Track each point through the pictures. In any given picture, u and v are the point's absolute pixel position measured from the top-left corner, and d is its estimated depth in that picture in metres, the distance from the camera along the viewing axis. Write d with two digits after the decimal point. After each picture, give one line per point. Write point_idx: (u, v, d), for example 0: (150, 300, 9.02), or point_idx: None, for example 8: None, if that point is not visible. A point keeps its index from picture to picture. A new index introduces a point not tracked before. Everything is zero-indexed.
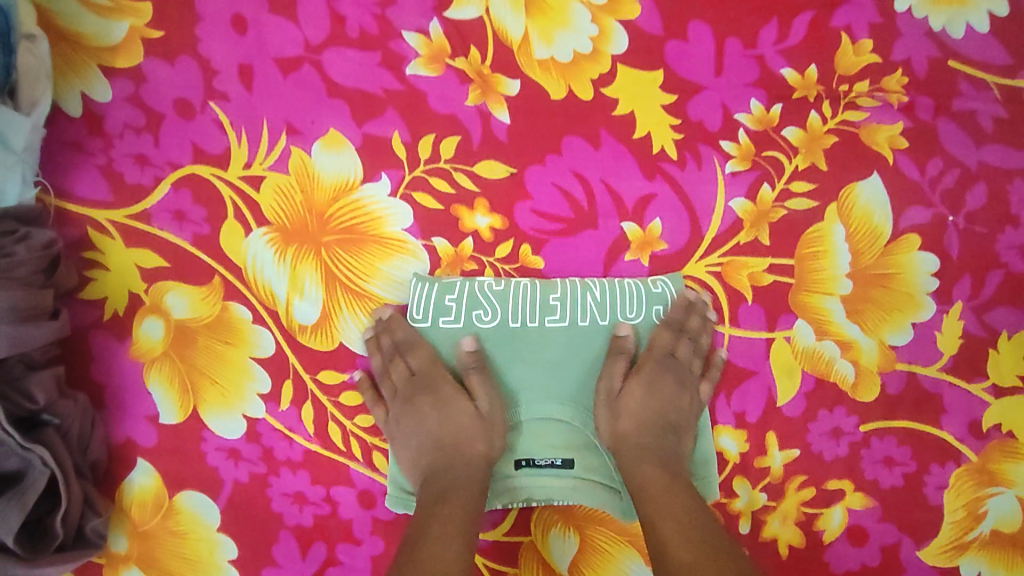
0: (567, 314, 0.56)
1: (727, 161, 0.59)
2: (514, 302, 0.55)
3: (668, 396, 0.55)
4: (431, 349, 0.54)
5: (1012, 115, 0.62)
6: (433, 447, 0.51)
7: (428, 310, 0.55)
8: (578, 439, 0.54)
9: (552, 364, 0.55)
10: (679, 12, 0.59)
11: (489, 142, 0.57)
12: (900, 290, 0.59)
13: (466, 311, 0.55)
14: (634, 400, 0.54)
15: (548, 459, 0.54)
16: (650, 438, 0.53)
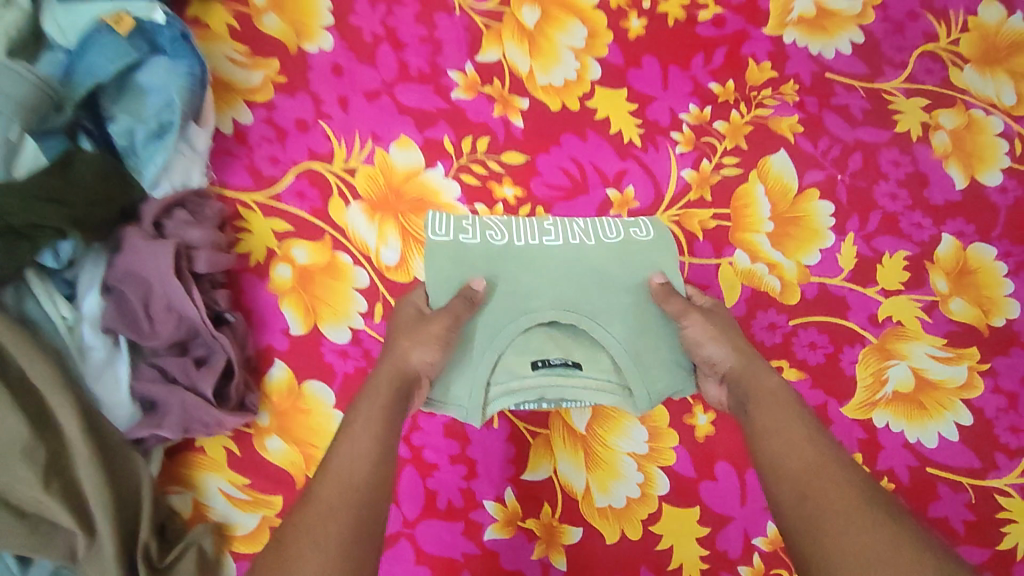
0: (560, 236, 0.72)
1: (676, 145, 0.84)
2: (517, 229, 0.72)
3: (716, 345, 0.66)
4: (450, 255, 0.69)
5: (874, 106, 0.89)
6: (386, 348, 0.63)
7: (448, 228, 0.70)
8: (579, 346, 0.70)
9: (550, 278, 0.70)
10: (634, 51, 0.87)
11: (511, 139, 0.83)
12: (808, 226, 0.83)
13: (481, 232, 0.71)
14: (715, 344, 0.66)
15: (560, 359, 0.69)
16: (756, 377, 0.63)
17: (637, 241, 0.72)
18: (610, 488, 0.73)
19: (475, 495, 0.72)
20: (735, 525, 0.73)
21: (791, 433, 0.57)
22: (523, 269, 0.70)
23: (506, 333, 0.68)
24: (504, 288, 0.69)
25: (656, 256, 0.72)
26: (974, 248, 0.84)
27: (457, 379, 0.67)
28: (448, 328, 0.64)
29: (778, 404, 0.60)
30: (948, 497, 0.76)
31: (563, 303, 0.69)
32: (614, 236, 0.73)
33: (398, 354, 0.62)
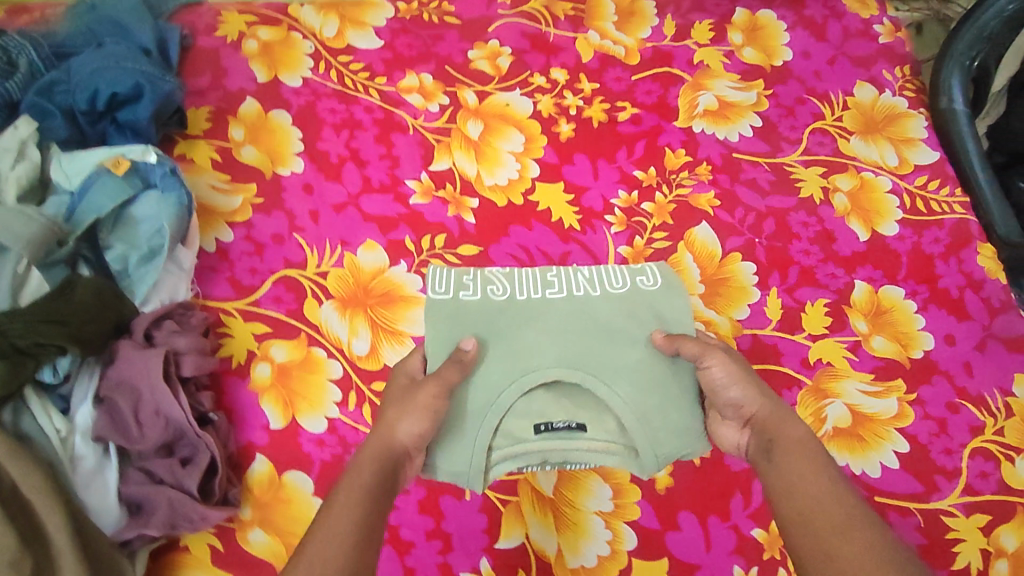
0: (562, 289, 0.81)
1: (612, 226, 0.96)
2: (519, 284, 0.82)
3: (744, 390, 0.71)
4: (451, 316, 0.78)
5: (779, 177, 1.02)
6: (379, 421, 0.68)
7: (449, 288, 0.80)
8: (579, 408, 0.77)
9: (552, 334, 0.78)
10: (567, 150, 1.01)
11: (464, 233, 0.93)
12: (735, 285, 0.94)
13: (482, 289, 0.81)
14: (740, 390, 0.71)
15: (564, 423, 0.76)
16: (785, 424, 0.67)
17: (644, 289, 0.83)
18: (580, 548, 0.77)
19: (452, 568, 0.75)
20: (703, 572, 0.77)
21: (817, 488, 0.61)
22: (527, 325, 0.79)
23: (507, 398, 0.75)
24: (507, 347, 0.77)
25: (659, 304, 0.81)
26: (886, 289, 0.95)
27: (459, 446, 0.73)
28: (433, 399, 0.69)
29: (802, 451, 0.64)
30: (899, 523, 0.81)
31: (566, 360, 0.76)
32: (620, 286, 0.83)
33: (385, 435, 0.67)
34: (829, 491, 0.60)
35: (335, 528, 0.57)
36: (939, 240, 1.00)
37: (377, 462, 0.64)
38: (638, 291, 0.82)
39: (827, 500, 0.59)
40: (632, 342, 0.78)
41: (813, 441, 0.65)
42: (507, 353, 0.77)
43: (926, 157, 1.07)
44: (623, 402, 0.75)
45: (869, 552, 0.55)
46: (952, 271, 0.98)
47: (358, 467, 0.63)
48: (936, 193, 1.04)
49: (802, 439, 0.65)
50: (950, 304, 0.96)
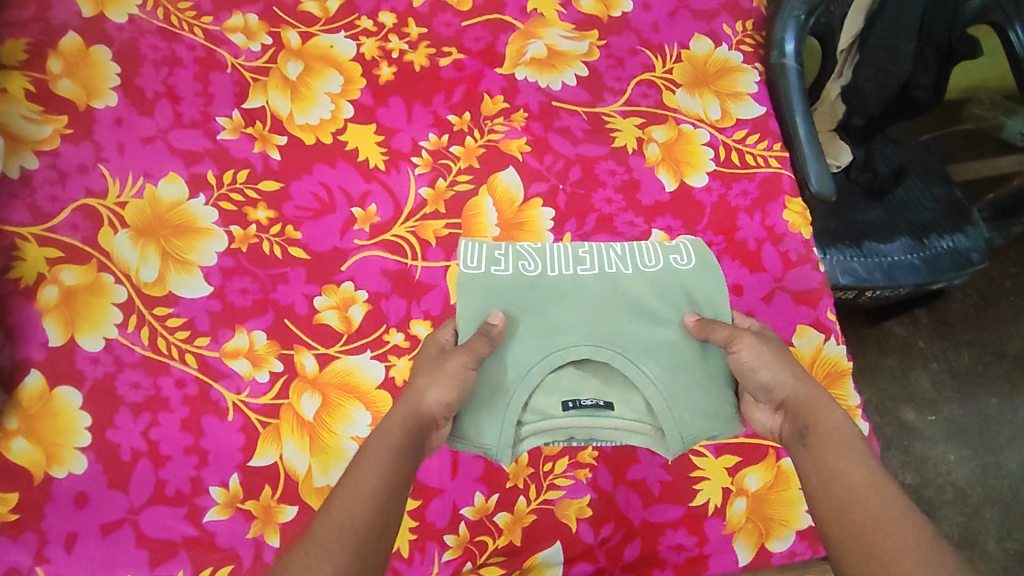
0: (594, 266, 0.86)
1: (416, 167, 0.99)
2: (550, 260, 0.86)
3: (772, 375, 0.74)
4: (488, 290, 0.82)
5: (594, 126, 1.03)
6: (413, 391, 0.72)
7: (482, 262, 0.84)
8: (606, 387, 0.81)
9: (581, 310, 0.82)
10: (383, 93, 1.03)
11: (267, 169, 0.97)
12: (530, 229, 0.97)
13: (514, 265, 0.85)
14: (766, 374, 0.74)
15: (594, 402, 0.79)
16: (823, 413, 0.70)
17: (676, 268, 0.86)
18: (330, 468, 0.83)
19: (202, 482, 0.81)
20: (445, 496, 0.81)
21: (855, 475, 0.64)
22: (562, 300, 0.83)
23: (537, 372, 0.79)
24: (539, 322, 0.82)
25: (691, 284, 0.84)
26: (681, 239, 0.98)
27: (492, 419, 0.77)
28: (466, 364, 0.73)
29: (835, 438, 0.68)
30: (647, 460, 0.83)
31: (595, 338, 0.80)
32: (652, 264, 0.86)
33: (414, 394, 0.71)
34: (871, 486, 0.63)
35: (365, 483, 0.62)
36: (747, 193, 1.01)
37: (406, 425, 0.68)
38: (669, 269, 0.85)
39: (865, 492, 0.63)
40: (659, 322, 0.82)
41: (848, 428, 0.69)
42: (540, 326, 0.81)
43: (751, 111, 1.07)
44: (652, 382, 0.79)
45: (905, 535, 0.58)
46: (754, 224, 0.99)
47: (389, 429, 0.68)
48: (754, 147, 1.04)
49: (837, 426, 0.69)
50: (745, 255, 0.97)
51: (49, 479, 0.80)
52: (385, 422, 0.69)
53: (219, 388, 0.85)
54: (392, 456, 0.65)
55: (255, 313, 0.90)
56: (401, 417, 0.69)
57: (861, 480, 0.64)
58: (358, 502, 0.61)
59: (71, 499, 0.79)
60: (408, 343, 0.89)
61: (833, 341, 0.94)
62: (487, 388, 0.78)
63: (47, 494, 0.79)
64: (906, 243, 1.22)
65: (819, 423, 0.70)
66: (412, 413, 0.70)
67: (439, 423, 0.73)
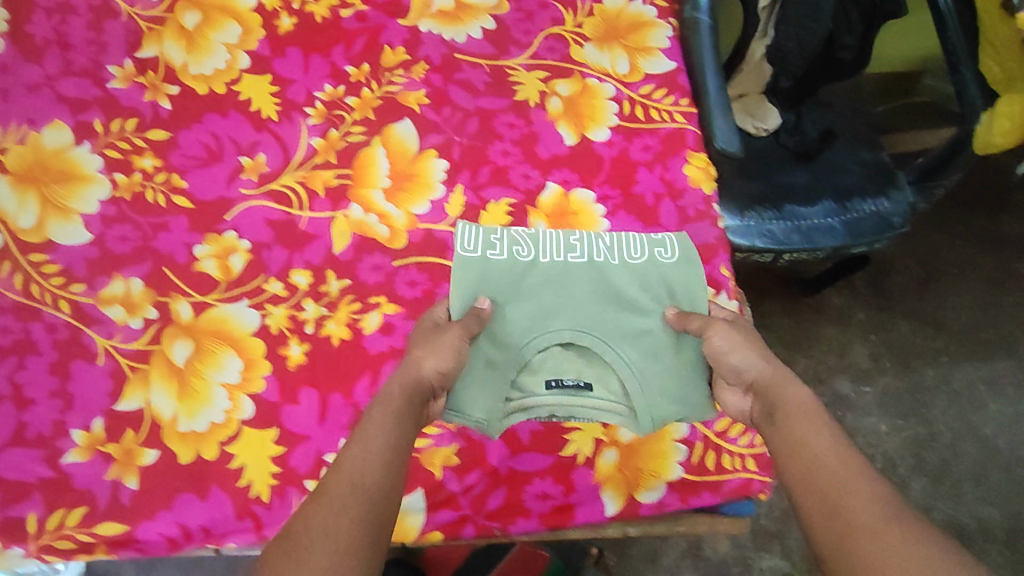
0: (584, 256, 0.87)
1: (308, 118, 0.97)
2: (543, 245, 0.86)
3: (742, 356, 0.72)
4: (483, 274, 0.83)
5: (496, 79, 1.01)
6: (407, 360, 0.70)
7: (478, 246, 0.84)
8: (588, 369, 0.82)
9: (568, 298, 0.84)
10: (281, 44, 1.01)
11: (156, 118, 0.95)
12: (422, 181, 0.94)
13: (509, 250, 0.85)
14: (738, 356, 0.72)
15: (575, 381, 0.80)
16: (789, 391, 0.65)
17: (659, 261, 0.86)
18: (196, 414, 0.82)
19: (65, 425, 0.80)
20: (309, 444, 0.81)
21: (817, 444, 0.59)
22: (552, 286, 0.84)
23: (524, 352, 0.81)
24: (527, 306, 0.83)
25: (672, 277, 0.85)
26: (576, 193, 0.95)
27: (480, 391, 0.77)
28: (461, 340, 0.73)
29: (801, 412, 0.63)
30: None
31: (578, 324, 0.83)
32: (638, 257, 0.87)
33: (411, 363, 0.69)
34: (839, 456, 0.57)
35: (373, 445, 0.58)
36: (649, 148, 0.98)
37: (408, 393, 0.66)
38: (654, 263, 0.86)
39: (830, 459, 0.57)
40: (639, 311, 0.83)
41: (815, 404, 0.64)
42: (530, 309, 0.83)
43: (662, 66, 1.04)
44: (626, 365, 0.80)
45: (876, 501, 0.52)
46: (652, 179, 0.97)
47: (390, 395, 0.65)
48: (659, 102, 1.01)
49: (803, 401, 0.64)
50: (642, 210, 0.95)
51: None
52: (382, 394, 0.65)
53: (91, 334, 0.84)
54: (394, 419, 0.61)
55: (133, 260, 0.88)
56: (402, 386, 0.66)
57: (822, 447, 0.58)
58: (366, 466, 0.56)
59: None
60: (286, 292, 0.88)
61: (724, 297, 0.91)
62: (480, 363, 0.78)
63: None
64: (828, 206, 1.20)
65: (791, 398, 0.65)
66: (411, 381, 0.67)
67: (434, 397, 0.70)
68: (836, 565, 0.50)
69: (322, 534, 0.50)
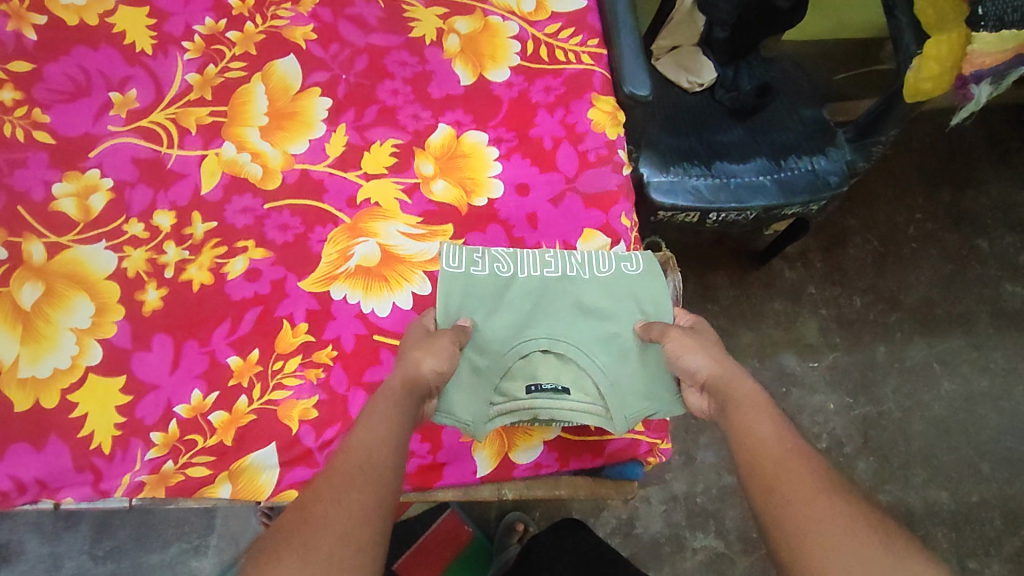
0: (559, 266, 0.77)
1: (185, 52, 0.91)
2: (520, 261, 0.77)
3: (693, 349, 0.66)
4: (463, 286, 0.74)
5: (390, 15, 0.95)
6: (400, 364, 0.64)
7: (461, 261, 0.76)
8: (568, 374, 0.72)
9: (544, 308, 0.75)
10: None
11: (20, 49, 0.89)
12: (302, 119, 0.88)
13: (488, 265, 0.76)
14: (689, 354, 0.65)
15: (551, 384, 0.71)
16: (734, 383, 0.61)
17: (627, 274, 0.77)
18: (39, 359, 0.75)
19: None
20: (158, 393, 0.74)
21: (766, 439, 0.55)
22: (531, 295, 0.75)
23: (504, 358, 0.71)
24: (503, 316, 0.74)
25: (641, 290, 0.75)
26: (468, 135, 0.88)
27: (464, 392, 0.69)
28: (455, 345, 0.67)
29: (750, 401, 0.59)
30: (389, 361, 0.76)
31: (555, 333, 0.73)
32: (607, 269, 0.77)
33: (409, 363, 0.63)
34: (785, 445, 0.54)
35: (380, 432, 0.55)
36: (551, 90, 0.92)
37: (409, 387, 0.61)
38: (624, 275, 0.76)
39: (775, 446, 0.54)
40: (613, 319, 0.74)
41: (762, 395, 0.60)
42: (506, 317, 0.74)
43: (570, 4, 0.97)
44: (598, 370, 0.72)
45: (824, 495, 0.49)
46: (552, 122, 0.90)
47: (392, 388, 0.61)
48: (566, 41, 0.95)
49: (750, 392, 0.60)
50: (538, 154, 0.88)
51: None
52: (378, 392, 0.61)
53: None
54: (399, 412, 0.57)
55: None
56: (402, 380, 0.62)
57: (765, 433, 0.56)
58: (375, 450, 0.53)
59: None
60: (146, 234, 0.81)
61: (621, 247, 0.84)
62: (464, 366, 0.70)
63: None
64: (760, 164, 1.11)
65: (736, 390, 0.61)
66: (406, 380, 0.61)
67: (432, 396, 0.65)
68: (782, 553, 0.48)
69: (334, 507, 0.47)
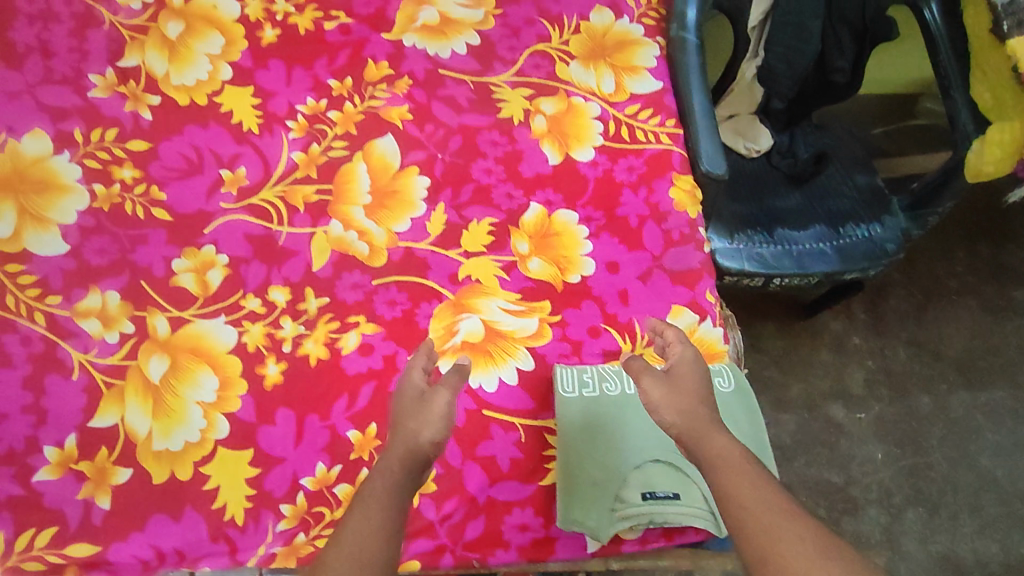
0: None
1: (290, 131, 0.96)
2: (627, 379, 0.83)
3: (667, 399, 0.70)
4: (578, 408, 0.80)
5: (480, 96, 1.00)
6: (392, 438, 0.69)
7: (576, 386, 0.82)
8: (679, 480, 0.77)
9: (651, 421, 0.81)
10: (264, 56, 1.00)
11: (137, 129, 0.95)
12: (403, 198, 0.94)
13: (599, 385, 0.82)
14: (665, 407, 0.70)
15: (665, 491, 0.76)
16: (706, 438, 0.66)
17: (722, 393, 0.81)
18: (171, 433, 0.80)
19: (37, 441, 0.79)
20: (285, 466, 0.79)
21: (745, 497, 0.59)
22: (637, 412, 0.81)
23: (622, 471, 0.78)
24: (613, 431, 0.81)
25: (737, 410, 0.81)
26: (560, 214, 0.94)
27: (587, 504, 0.76)
28: (447, 404, 0.70)
29: (721, 457, 0.63)
30: (499, 437, 0.81)
31: (666, 445, 0.79)
32: (706, 386, 0.82)
33: (408, 434, 0.67)
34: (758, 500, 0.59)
35: (375, 520, 0.61)
36: (633, 169, 0.97)
37: (403, 463, 0.65)
38: (721, 393, 0.81)
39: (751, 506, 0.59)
40: None
41: (734, 449, 0.64)
42: (617, 433, 0.80)
43: (647, 86, 1.03)
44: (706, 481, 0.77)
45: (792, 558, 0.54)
46: (636, 201, 0.96)
47: (391, 463, 0.66)
48: (645, 122, 1.01)
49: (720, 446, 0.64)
50: (625, 232, 0.94)
51: None
52: (378, 470, 0.66)
53: (67, 346, 0.84)
54: (393, 493, 0.63)
55: (110, 272, 0.87)
56: (401, 454, 0.66)
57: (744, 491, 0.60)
58: (370, 538, 0.60)
59: None
60: (264, 309, 0.87)
61: (708, 323, 0.90)
62: (584, 479, 0.77)
63: None
64: (819, 231, 1.17)
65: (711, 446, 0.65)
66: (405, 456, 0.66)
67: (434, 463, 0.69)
68: None
69: None
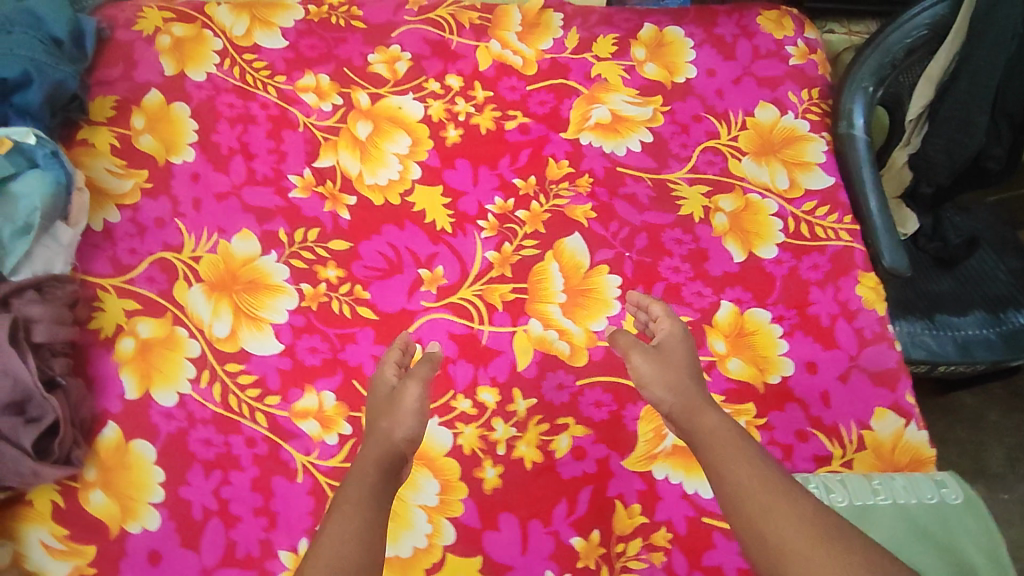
0: (890, 494, 0.83)
1: (482, 231, 0.99)
2: (853, 489, 0.83)
3: (663, 376, 0.76)
4: None
5: (660, 194, 1.03)
6: (369, 434, 0.73)
7: None
8: None
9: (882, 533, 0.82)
10: (450, 155, 1.05)
11: (337, 229, 0.98)
12: (597, 297, 0.96)
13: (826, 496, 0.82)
14: (657, 386, 0.76)
15: None
16: (700, 416, 0.72)
17: (950, 505, 0.84)
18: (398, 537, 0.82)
19: (271, 545, 0.81)
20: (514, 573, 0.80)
21: (740, 470, 0.65)
22: (869, 524, 0.82)
23: None
24: None
25: (965, 521, 0.84)
26: (751, 312, 0.95)
27: None
28: (416, 400, 0.75)
29: (716, 431, 0.70)
30: (724, 545, 0.81)
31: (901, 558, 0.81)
32: (933, 496, 0.84)
33: (382, 432, 0.72)
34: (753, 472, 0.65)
35: (355, 510, 0.63)
36: (819, 267, 0.99)
37: (378, 457, 0.69)
38: (947, 504, 0.84)
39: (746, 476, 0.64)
40: (945, 543, 0.82)
41: (726, 428, 0.70)
42: None
43: (820, 181, 1.05)
44: None
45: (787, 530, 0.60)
46: (826, 299, 0.97)
47: (365, 464, 0.69)
48: (824, 219, 1.02)
49: (711, 420, 0.71)
50: (818, 331, 0.94)
51: (123, 533, 0.81)
52: (356, 464, 0.70)
53: (289, 448, 0.85)
54: (370, 492, 0.65)
55: (323, 372, 0.90)
56: (377, 452, 0.70)
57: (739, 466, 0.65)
58: (346, 523, 0.62)
59: (144, 555, 0.80)
60: (475, 411, 0.88)
61: (914, 426, 0.89)
62: None
63: (121, 550, 0.81)
64: (980, 317, 1.18)
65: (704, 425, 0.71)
66: (382, 448, 0.70)
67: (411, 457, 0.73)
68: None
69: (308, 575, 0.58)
